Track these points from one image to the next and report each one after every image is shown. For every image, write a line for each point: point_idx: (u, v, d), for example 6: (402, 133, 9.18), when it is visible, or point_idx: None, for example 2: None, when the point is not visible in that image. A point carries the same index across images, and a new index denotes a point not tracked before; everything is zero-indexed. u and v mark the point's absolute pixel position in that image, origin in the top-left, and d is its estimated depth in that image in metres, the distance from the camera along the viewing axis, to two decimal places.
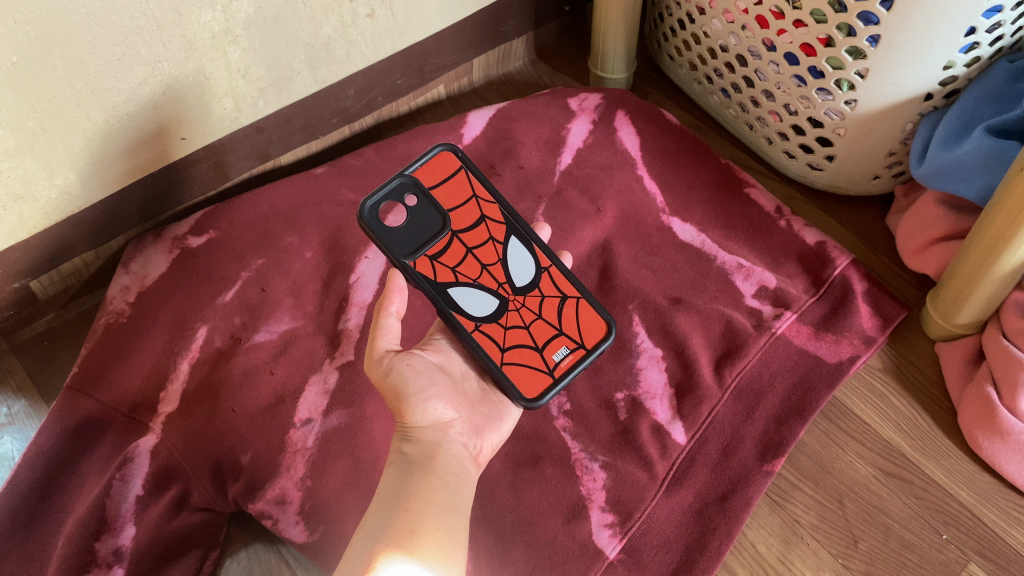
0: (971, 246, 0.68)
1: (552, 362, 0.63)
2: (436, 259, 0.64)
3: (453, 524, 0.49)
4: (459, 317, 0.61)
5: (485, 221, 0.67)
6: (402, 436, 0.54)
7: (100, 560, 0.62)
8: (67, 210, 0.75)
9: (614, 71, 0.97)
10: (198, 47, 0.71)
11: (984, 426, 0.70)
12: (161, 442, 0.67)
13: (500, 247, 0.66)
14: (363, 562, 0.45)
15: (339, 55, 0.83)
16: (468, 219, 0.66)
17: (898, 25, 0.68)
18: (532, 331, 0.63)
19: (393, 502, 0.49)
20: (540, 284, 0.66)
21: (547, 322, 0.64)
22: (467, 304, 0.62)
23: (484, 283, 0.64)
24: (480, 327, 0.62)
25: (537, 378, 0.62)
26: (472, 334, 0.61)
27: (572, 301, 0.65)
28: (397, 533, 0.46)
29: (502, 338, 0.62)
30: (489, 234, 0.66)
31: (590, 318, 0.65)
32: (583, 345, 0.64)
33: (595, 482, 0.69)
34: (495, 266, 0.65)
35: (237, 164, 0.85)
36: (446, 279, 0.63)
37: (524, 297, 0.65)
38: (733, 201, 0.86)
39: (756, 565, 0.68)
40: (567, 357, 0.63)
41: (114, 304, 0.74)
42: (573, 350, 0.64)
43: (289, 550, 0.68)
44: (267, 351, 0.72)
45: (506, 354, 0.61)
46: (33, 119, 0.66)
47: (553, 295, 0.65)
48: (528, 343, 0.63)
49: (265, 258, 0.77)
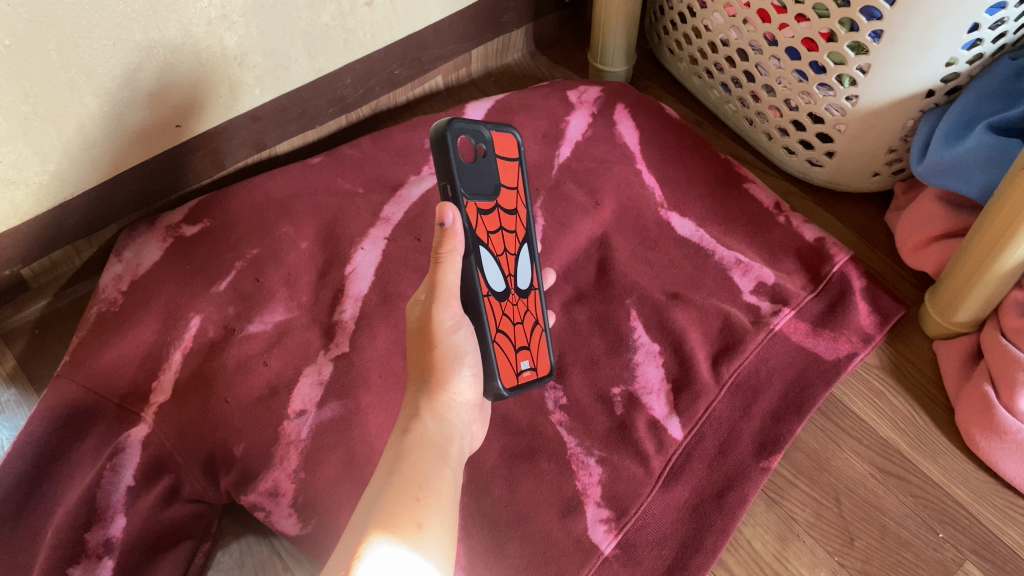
0: (971, 243, 0.68)
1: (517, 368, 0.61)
2: (483, 214, 0.58)
3: (451, 525, 0.48)
4: (480, 277, 0.57)
5: (518, 214, 0.63)
6: (431, 406, 0.54)
7: (90, 551, 0.62)
8: (60, 197, 0.74)
9: (613, 64, 0.97)
10: (197, 34, 0.70)
11: (982, 424, 0.70)
12: (152, 433, 0.66)
13: (517, 243, 0.63)
14: (353, 547, 0.44)
15: (337, 43, 0.82)
16: (509, 200, 0.61)
17: (901, 20, 0.67)
18: (513, 330, 0.61)
19: (403, 488, 0.47)
20: (530, 297, 0.64)
21: (523, 332, 0.63)
22: (490, 273, 0.58)
23: (501, 262, 0.60)
24: (492, 295, 0.58)
25: (508, 372, 0.60)
26: (483, 300, 0.57)
27: (540, 330, 0.65)
28: (402, 523, 0.45)
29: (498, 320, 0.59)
30: (516, 229, 0.62)
31: (543, 356, 0.65)
32: (536, 369, 0.64)
33: (590, 476, 0.69)
34: (512, 254, 0.62)
35: (232, 153, 0.84)
36: (480, 236, 0.57)
37: (520, 299, 0.63)
38: (731, 196, 0.85)
39: (752, 562, 0.67)
40: (526, 371, 0.62)
41: (106, 293, 0.73)
42: (530, 367, 0.63)
43: (281, 542, 0.67)
44: (260, 342, 0.71)
45: (497, 330, 0.59)
46: (26, 103, 0.65)
47: (536, 319, 0.65)
48: (509, 337, 0.60)
49: (260, 248, 0.76)
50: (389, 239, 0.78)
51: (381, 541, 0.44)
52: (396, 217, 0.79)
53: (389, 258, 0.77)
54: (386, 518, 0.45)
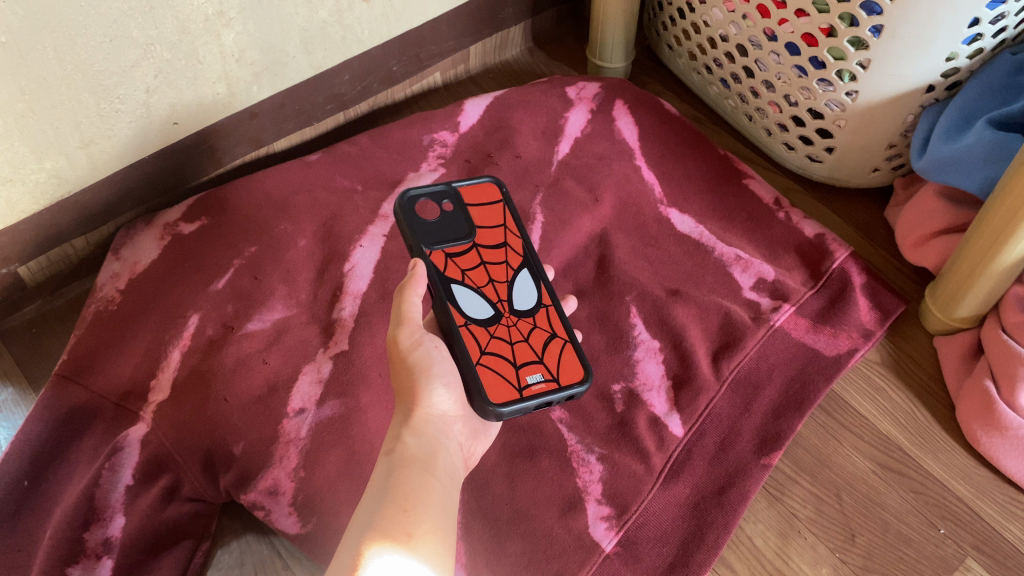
0: (972, 238, 0.68)
1: (523, 381, 0.59)
2: (452, 256, 0.63)
3: (446, 536, 0.47)
4: (453, 310, 0.60)
5: (506, 248, 0.66)
6: (411, 421, 0.52)
7: (89, 550, 0.61)
8: (57, 195, 0.73)
9: (612, 60, 0.96)
10: (195, 31, 0.70)
11: (982, 420, 0.70)
12: (152, 432, 0.66)
13: (512, 271, 0.65)
14: (349, 559, 0.43)
15: (335, 39, 0.82)
16: (492, 239, 0.66)
17: (902, 14, 0.67)
18: (514, 348, 0.60)
19: (390, 500, 0.46)
20: (537, 316, 0.63)
21: (530, 347, 0.61)
22: (466, 304, 0.61)
23: (487, 294, 0.63)
24: (469, 324, 0.60)
25: (504, 388, 0.57)
26: (459, 329, 0.59)
27: (561, 341, 0.62)
28: (393, 533, 0.44)
29: (485, 341, 0.60)
30: (506, 259, 0.66)
31: (571, 362, 0.61)
32: (555, 378, 0.60)
33: (591, 474, 0.69)
34: (502, 283, 0.64)
35: (229, 150, 0.83)
36: (453, 275, 0.62)
37: (520, 318, 0.62)
38: (731, 192, 0.85)
39: (753, 559, 0.67)
40: (539, 383, 0.59)
41: (103, 291, 0.73)
42: (547, 379, 0.60)
43: (281, 541, 0.67)
44: (259, 340, 0.71)
45: (483, 357, 0.59)
46: (23, 101, 0.64)
47: (545, 329, 0.63)
48: (506, 357, 0.59)
49: (258, 246, 0.76)
50: (388, 236, 0.78)
51: (379, 551, 0.43)
52: (394, 214, 0.79)
53: (388, 255, 0.76)
54: (375, 529, 0.44)
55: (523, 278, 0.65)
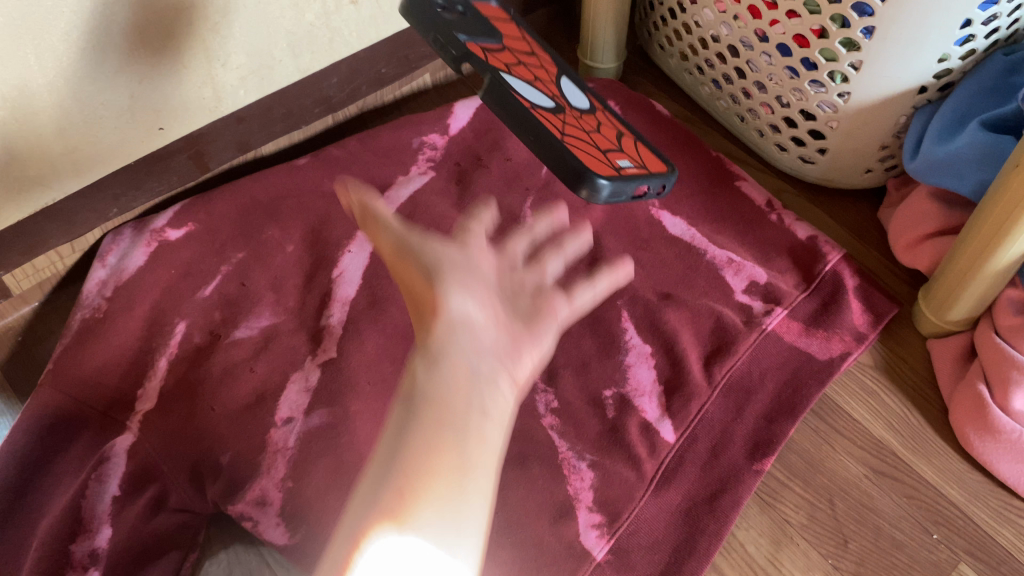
0: (966, 241, 0.67)
1: (618, 165, 0.66)
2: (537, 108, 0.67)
3: (468, 489, 0.42)
4: (535, 109, 0.66)
5: (597, 116, 0.74)
6: (427, 350, 0.45)
7: (75, 563, 0.61)
8: (42, 201, 0.72)
9: (603, 60, 0.95)
10: (179, 35, 0.69)
11: (975, 424, 0.69)
12: (139, 441, 0.65)
13: (595, 118, 0.74)
14: (356, 535, 0.41)
15: (322, 42, 0.81)
16: (583, 103, 0.74)
17: (893, 16, 0.66)
18: (597, 142, 0.68)
19: (396, 469, 0.41)
20: (633, 148, 0.72)
21: (623, 149, 0.71)
22: (537, 100, 0.68)
23: (569, 130, 0.67)
24: (566, 136, 0.65)
25: (604, 165, 0.64)
26: (560, 139, 0.64)
27: (634, 141, 0.73)
28: (400, 505, 0.40)
29: (561, 128, 0.66)
30: (601, 121, 0.74)
31: (653, 159, 0.72)
32: (645, 166, 0.69)
33: (582, 481, 0.68)
34: (599, 127, 0.72)
35: (217, 155, 0.82)
36: (553, 124, 0.66)
37: (603, 143, 0.69)
38: (723, 194, 0.84)
39: (746, 566, 0.67)
40: (630, 167, 0.67)
41: (89, 299, 0.71)
42: (635, 165, 0.68)
43: (271, 553, 0.65)
44: (247, 348, 0.70)
45: (564, 135, 0.66)
46: (4, 107, 0.63)
47: (633, 145, 0.73)
48: (597, 151, 0.66)
49: (246, 252, 0.75)
50: None
51: (384, 529, 0.40)
52: None
53: (377, 261, 0.75)
54: (379, 502, 0.41)
55: (567, 82, 0.77)
